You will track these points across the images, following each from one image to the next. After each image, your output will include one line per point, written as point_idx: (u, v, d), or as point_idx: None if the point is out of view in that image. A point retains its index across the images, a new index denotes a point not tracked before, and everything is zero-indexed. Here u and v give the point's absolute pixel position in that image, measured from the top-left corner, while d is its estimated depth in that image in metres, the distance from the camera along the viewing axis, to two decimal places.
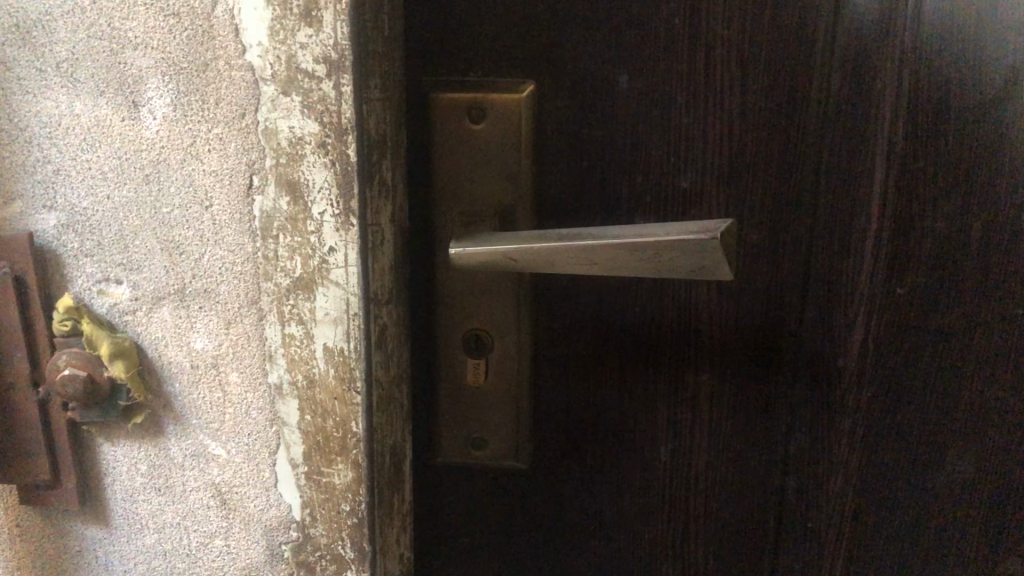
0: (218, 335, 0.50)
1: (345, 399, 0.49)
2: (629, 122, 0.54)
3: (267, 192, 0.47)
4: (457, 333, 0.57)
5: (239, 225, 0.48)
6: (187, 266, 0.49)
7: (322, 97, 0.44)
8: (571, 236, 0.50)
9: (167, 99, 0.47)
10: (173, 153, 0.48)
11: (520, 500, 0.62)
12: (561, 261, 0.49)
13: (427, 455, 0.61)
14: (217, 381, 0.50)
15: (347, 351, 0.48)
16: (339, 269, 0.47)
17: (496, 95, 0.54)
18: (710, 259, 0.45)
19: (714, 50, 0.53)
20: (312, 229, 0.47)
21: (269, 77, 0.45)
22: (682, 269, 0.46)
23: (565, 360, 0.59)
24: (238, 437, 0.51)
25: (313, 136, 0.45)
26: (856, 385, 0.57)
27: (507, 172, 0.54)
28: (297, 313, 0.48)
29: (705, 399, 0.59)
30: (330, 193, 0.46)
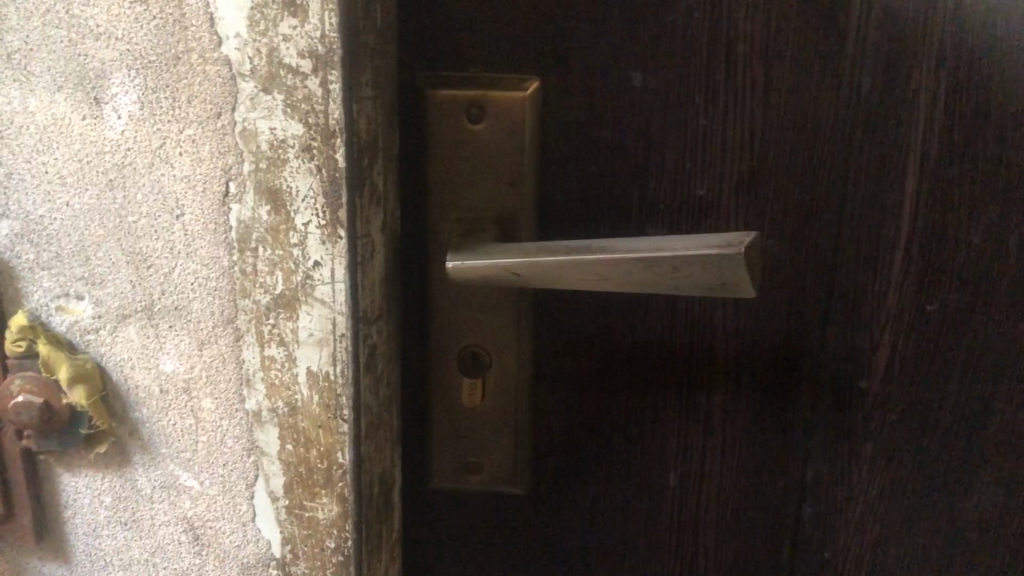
0: (191, 357, 0.45)
1: (330, 427, 0.44)
2: (641, 123, 0.50)
3: (245, 200, 0.42)
4: (451, 350, 0.53)
5: (214, 236, 0.43)
6: (156, 281, 0.44)
7: (308, 95, 0.40)
8: (576, 249, 0.45)
9: (133, 95, 0.42)
10: (139, 157, 0.43)
11: (517, 529, 0.57)
12: (565, 277, 0.45)
13: (417, 480, 0.56)
14: (189, 407, 0.46)
15: (333, 375, 0.43)
16: (325, 286, 0.42)
17: (499, 93, 0.49)
18: (733, 277, 0.40)
19: (736, 46, 0.48)
20: (295, 241, 0.42)
21: (248, 73, 0.40)
22: (700, 286, 0.42)
23: (568, 380, 0.54)
24: (212, 468, 0.47)
25: (298, 139, 0.40)
26: (881, 411, 0.53)
27: (509, 176, 0.50)
28: (278, 333, 0.44)
29: (718, 423, 0.54)
30: (316, 202, 0.41)
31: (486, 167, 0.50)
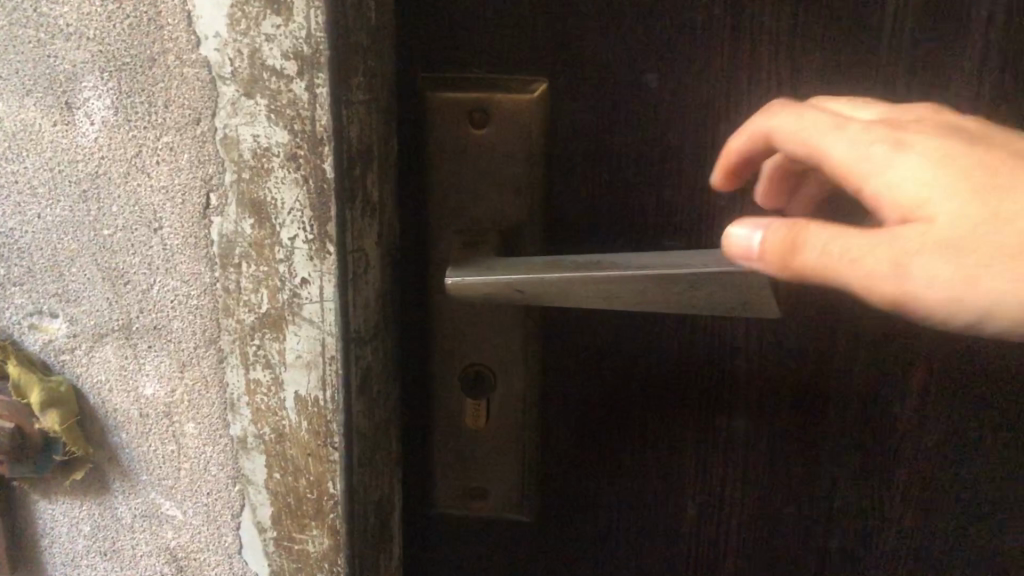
0: (171, 379, 0.42)
1: (320, 455, 0.41)
2: (657, 128, 0.46)
3: (227, 213, 0.39)
4: (454, 369, 0.50)
5: (194, 250, 0.40)
6: (134, 299, 0.41)
7: (293, 100, 0.36)
8: (586, 266, 0.41)
9: (106, 99, 0.39)
10: (114, 165, 0.40)
11: (523, 558, 0.54)
12: (572, 295, 0.41)
13: (419, 504, 0.53)
14: (170, 432, 0.43)
15: (322, 401, 0.40)
16: (313, 304, 0.39)
17: (504, 96, 0.46)
18: (758, 298, 0.37)
19: (761, 44, 0.44)
20: (281, 257, 0.39)
21: (228, 76, 0.37)
22: (723, 308, 0.38)
23: (578, 401, 0.51)
24: (195, 496, 0.44)
25: (283, 147, 0.37)
26: (917, 439, 0.49)
27: (513, 185, 0.47)
28: (263, 355, 0.41)
29: (740, 448, 0.51)
30: (303, 215, 0.38)
31: (491, 174, 0.47)
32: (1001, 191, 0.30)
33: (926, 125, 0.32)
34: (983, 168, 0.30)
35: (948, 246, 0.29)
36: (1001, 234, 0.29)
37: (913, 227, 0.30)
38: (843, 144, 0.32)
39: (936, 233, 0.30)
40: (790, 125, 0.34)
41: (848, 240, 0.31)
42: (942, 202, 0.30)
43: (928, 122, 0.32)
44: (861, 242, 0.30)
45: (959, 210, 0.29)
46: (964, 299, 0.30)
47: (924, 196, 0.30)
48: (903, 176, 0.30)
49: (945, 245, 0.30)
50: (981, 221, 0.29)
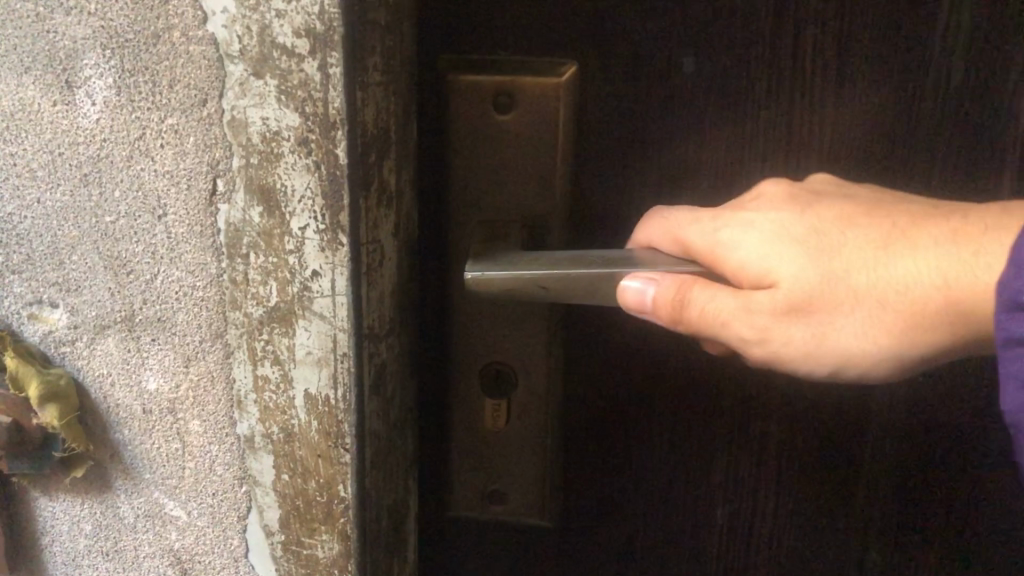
0: (175, 375, 0.40)
1: (330, 457, 0.39)
2: (691, 115, 0.43)
3: (235, 200, 0.37)
4: (474, 366, 0.48)
5: (201, 239, 0.38)
6: (137, 289, 0.39)
7: (304, 81, 0.34)
8: (611, 261, 0.37)
9: (108, 78, 0.37)
10: (116, 148, 0.38)
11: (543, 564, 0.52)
12: (596, 296, 0.37)
13: (436, 507, 0.51)
14: (175, 429, 0.41)
15: (333, 400, 0.39)
16: (324, 298, 0.37)
17: (530, 78, 0.43)
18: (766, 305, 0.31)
19: (807, 27, 0.41)
20: (291, 247, 0.37)
21: (236, 54, 0.35)
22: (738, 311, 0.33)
23: (602, 402, 0.48)
24: (201, 497, 0.42)
25: (293, 130, 0.35)
26: (965, 450, 0.45)
27: (539, 175, 0.44)
28: (271, 351, 0.39)
29: (774, 456, 0.48)
30: (314, 203, 0.36)
31: (515, 163, 0.44)
32: (837, 250, 0.35)
33: (774, 205, 0.37)
34: (820, 234, 0.36)
35: (796, 306, 0.35)
36: (846, 292, 0.35)
37: (762, 292, 0.36)
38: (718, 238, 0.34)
39: (783, 296, 0.35)
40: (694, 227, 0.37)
41: (721, 298, 0.36)
42: (785, 269, 0.36)
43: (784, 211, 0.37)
44: (737, 303, 0.36)
45: (802, 276, 0.35)
46: (813, 346, 0.36)
47: (765, 262, 0.36)
48: (751, 247, 0.36)
49: (792, 309, 0.35)
50: (825, 282, 0.35)
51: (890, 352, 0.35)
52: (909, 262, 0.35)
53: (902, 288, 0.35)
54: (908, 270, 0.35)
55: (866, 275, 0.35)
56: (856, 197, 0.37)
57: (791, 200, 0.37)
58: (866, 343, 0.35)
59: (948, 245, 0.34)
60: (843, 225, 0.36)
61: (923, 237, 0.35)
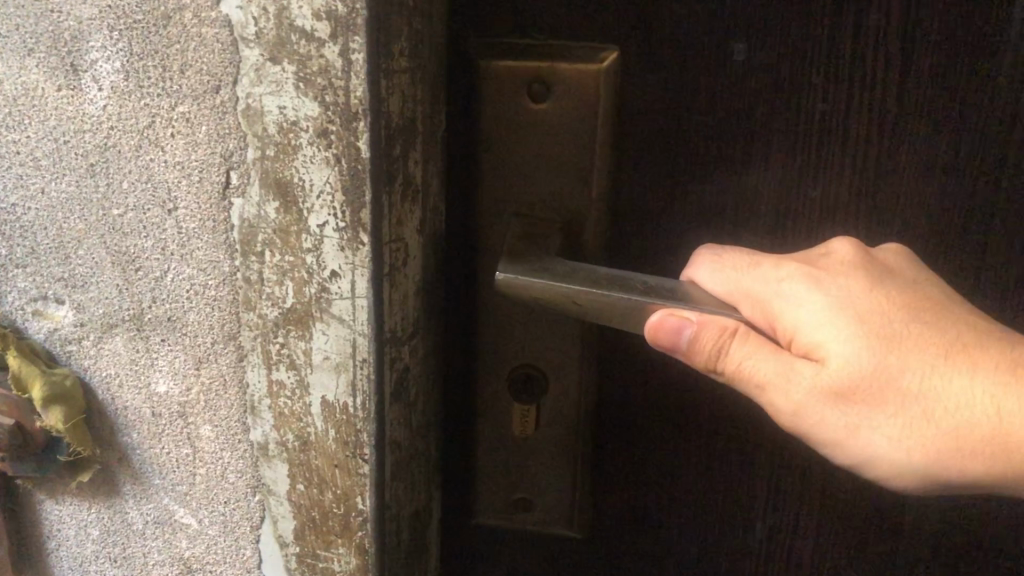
0: (186, 378, 0.38)
1: (347, 468, 0.38)
2: (742, 105, 0.39)
3: (249, 194, 0.35)
4: (502, 367, 0.45)
5: (212, 235, 0.36)
6: (146, 287, 0.37)
7: (324, 67, 0.33)
8: (657, 292, 0.33)
9: (115, 63, 0.34)
10: (124, 137, 0.35)
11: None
12: (631, 324, 0.33)
13: (460, 514, 0.49)
14: (185, 435, 0.39)
15: (351, 407, 0.37)
16: (343, 301, 0.35)
17: (567, 66, 0.40)
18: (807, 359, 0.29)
19: (868, 13, 0.37)
20: (309, 246, 0.35)
21: (252, 38, 0.33)
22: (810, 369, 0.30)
23: (637, 411, 0.45)
24: (211, 505, 0.40)
25: (312, 121, 0.33)
26: None
27: (576, 167, 0.41)
28: (287, 355, 0.37)
29: (818, 476, 0.44)
30: (333, 199, 0.34)
31: (552, 154, 0.41)
32: (900, 345, 0.30)
33: (845, 271, 0.32)
34: (884, 317, 0.31)
35: (837, 391, 0.31)
36: (893, 389, 0.30)
37: (806, 364, 0.31)
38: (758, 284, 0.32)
39: (826, 377, 0.30)
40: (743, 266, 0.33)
41: (760, 357, 0.31)
42: (835, 344, 0.31)
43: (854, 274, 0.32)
44: (783, 375, 0.31)
45: (852, 360, 0.30)
46: (845, 441, 0.31)
47: (818, 335, 0.31)
48: (808, 318, 0.31)
49: (831, 391, 0.31)
50: (878, 372, 0.30)
51: (925, 473, 0.31)
52: (966, 380, 0.30)
53: (953, 405, 0.30)
54: (964, 388, 0.30)
55: (919, 380, 0.30)
56: (927, 287, 0.33)
57: (863, 268, 0.33)
58: (900, 456, 0.31)
59: (1008, 371, 0.30)
60: (915, 316, 0.31)
61: (985, 356, 0.30)
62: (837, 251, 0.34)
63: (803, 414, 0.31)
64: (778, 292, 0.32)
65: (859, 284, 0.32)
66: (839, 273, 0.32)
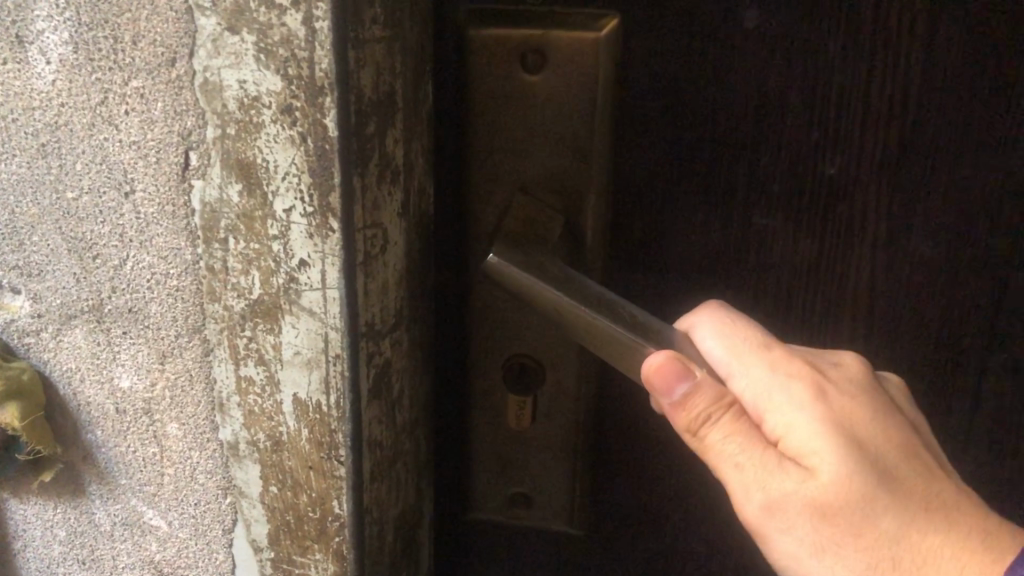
0: (150, 373, 0.35)
1: (322, 470, 0.35)
2: (752, 77, 0.36)
3: (210, 176, 0.32)
4: (497, 359, 0.42)
5: (172, 221, 0.33)
6: (104, 276, 0.34)
7: (286, 37, 0.30)
8: (649, 331, 0.32)
9: (62, 33, 0.32)
10: (75, 115, 0.32)
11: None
12: (607, 351, 0.32)
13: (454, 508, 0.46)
14: (151, 432, 0.36)
15: (325, 406, 0.34)
16: (313, 292, 0.33)
17: (561, 33, 0.36)
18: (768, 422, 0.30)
19: None
20: (275, 233, 0.32)
21: (208, 5, 0.30)
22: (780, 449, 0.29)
23: (639, 400, 0.43)
24: (182, 507, 0.37)
25: (275, 96, 0.31)
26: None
27: (572, 143, 0.38)
28: (255, 349, 0.34)
29: None
30: (300, 181, 0.31)
31: (548, 127, 0.38)
32: (890, 478, 0.28)
33: (853, 393, 0.30)
34: (875, 440, 0.29)
35: (811, 505, 0.28)
36: (868, 527, 0.27)
37: (786, 473, 0.28)
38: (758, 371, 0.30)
39: (801, 486, 0.28)
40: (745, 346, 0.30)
41: (739, 447, 0.29)
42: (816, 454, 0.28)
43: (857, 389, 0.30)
44: (764, 470, 0.28)
45: (834, 482, 0.27)
46: (804, 559, 0.29)
47: (804, 445, 0.28)
48: (799, 425, 0.29)
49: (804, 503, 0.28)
50: (860, 503, 0.27)
51: None
52: (940, 545, 0.27)
53: (920, 564, 0.27)
54: (936, 553, 0.27)
55: (897, 525, 0.27)
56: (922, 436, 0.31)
57: (868, 395, 0.30)
58: None
59: (992, 554, 0.27)
60: (910, 463, 0.28)
61: (967, 525, 0.27)
62: (849, 366, 0.31)
63: (772, 516, 0.29)
64: (781, 389, 0.29)
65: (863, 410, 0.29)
66: (842, 385, 0.30)
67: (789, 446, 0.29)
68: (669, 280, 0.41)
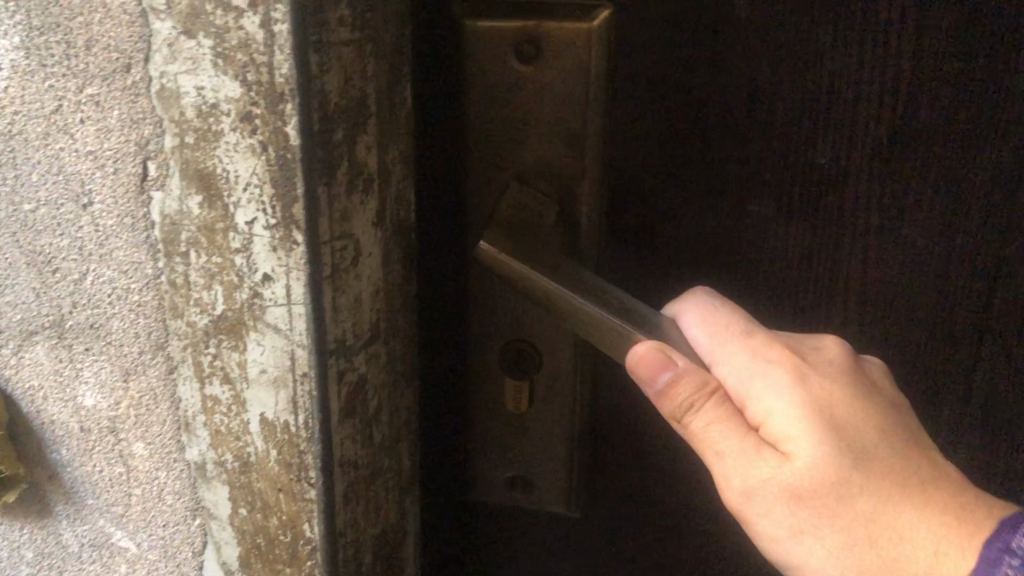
0: (114, 391, 0.34)
1: (292, 492, 0.34)
2: (744, 76, 0.35)
3: (169, 187, 0.31)
4: (490, 356, 0.41)
5: (133, 233, 0.32)
6: (65, 291, 0.33)
7: (244, 41, 0.28)
8: (633, 315, 0.32)
9: (13, 38, 0.30)
10: (31, 124, 0.31)
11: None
12: (594, 338, 0.33)
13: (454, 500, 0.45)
14: (117, 452, 0.35)
15: (293, 427, 0.33)
16: (278, 308, 0.31)
17: (556, 22, 0.35)
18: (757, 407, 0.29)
19: None
20: (238, 246, 0.31)
21: (163, 8, 0.29)
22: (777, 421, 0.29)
23: (636, 395, 0.42)
24: (151, 528, 0.36)
25: (233, 103, 0.29)
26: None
27: (568, 136, 0.36)
28: (220, 367, 0.33)
29: None
30: (261, 192, 0.30)
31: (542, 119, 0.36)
32: (865, 457, 0.28)
33: (833, 375, 0.30)
34: (852, 421, 0.29)
35: (788, 490, 0.28)
36: (845, 508, 0.28)
37: (765, 458, 0.29)
38: (740, 358, 0.30)
39: (781, 472, 0.28)
40: (729, 334, 0.31)
41: (720, 437, 0.29)
42: (794, 440, 0.28)
43: (837, 368, 0.30)
44: (744, 457, 0.29)
45: (811, 466, 0.28)
46: (783, 542, 0.29)
47: (783, 429, 0.29)
48: (777, 410, 0.29)
49: (783, 488, 0.28)
50: (835, 484, 0.28)
51: None
52: (914, 519, 0.27)
53: (896, 537, 0.27)
54: (911, 527, 0.27)
55: (873, 504, 0.28)
56: (905, 413, 0.31)
57: (848, 376, 0.30)
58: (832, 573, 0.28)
59: (964, 525, 0.27)
60: (889, 444, 0.29)
61: (938, 496, 0.28)
62: (833, 349, 0.31)
63: (753, 502, 0.29)
64: (761, 375, 0.29)
65: (841, 393, 0.29)
66: (823, 367, 0.30)
67: (768, 431, 0.29)
68: (662, 283, 0.39)
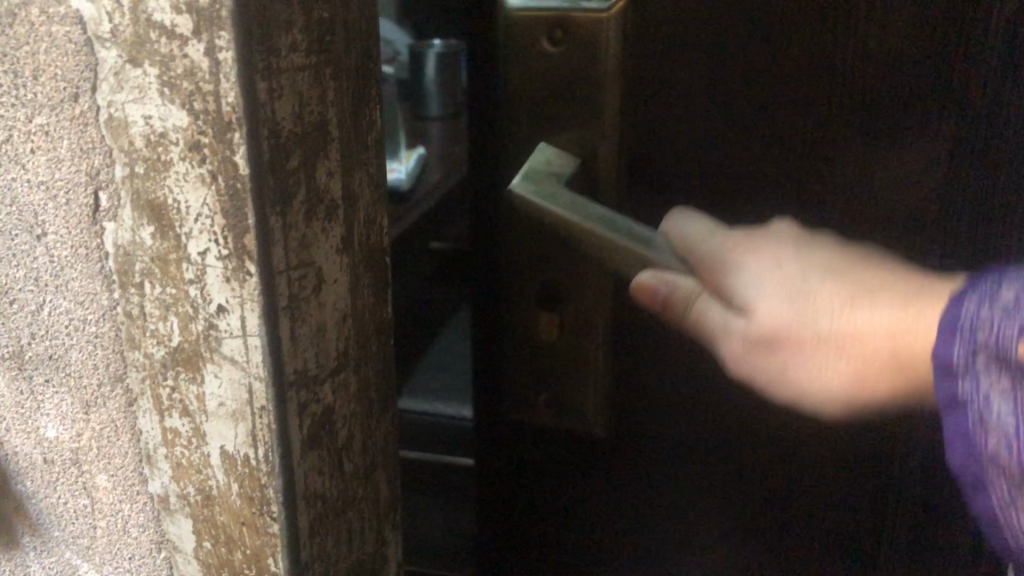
0: (75, 423, 0.34)
1: (255, 526, 0.33)
2: None
3: (121, 217, 0.30)
4: (526, 305, 0.43)
5: (87, 264, 0.31)
6: (23, 322, 0.33)
7: (189, 69, 0.27)
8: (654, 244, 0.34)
9: None
10: None
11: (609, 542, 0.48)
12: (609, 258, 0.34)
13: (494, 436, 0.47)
14: (81, 484, 0.35)
15: (253, 460, 0.32)
16: (234, 339, 0.30)
17: (583, 14, 0.37)
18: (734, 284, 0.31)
19: None
20: (191, 277, 0.30)
21: (107, 37, 0.28)
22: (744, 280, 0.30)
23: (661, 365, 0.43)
24: (117, 559, 0.36)
25: (181, 132, 0.28)
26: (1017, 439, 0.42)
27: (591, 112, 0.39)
28: (178, 400, 0.32)
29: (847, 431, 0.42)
30: (212, 222, 0.29)
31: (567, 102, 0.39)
32: (813, 285, 0.28)
33: (789, 236, 0.31)
34: (804, 261, 0.29)
35: (761, 341, 0.29)
36: (813, 337, 0.28)
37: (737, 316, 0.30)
38: (707, 245, 0.32)
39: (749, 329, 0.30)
40: (699, 231, 0.33)
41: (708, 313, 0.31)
42: (752, 291, 0.30)
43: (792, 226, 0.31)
44: (723, 325, 0.31)
45: (767, 309, 0.29)
46: (782, 387, 0.30)
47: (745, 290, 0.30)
48: (739, 274, 0.30)
49: (758, 343, 0.29)
50: (795, 317, 0.28)
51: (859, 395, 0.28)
52: (868, 315, 0.27)
53: (858, 333, 0.27)
54: (866, 325, 0.27)
55: (832, 320, 0.28)
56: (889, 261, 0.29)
57: (803, 234, 0.31)
58: (830, 387, 0.28)
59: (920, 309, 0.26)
60: (840, 266, 0.29)
61: (894, 289, 0.27)
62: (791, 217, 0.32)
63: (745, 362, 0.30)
64: (727, 254, 0.31)
65: (796, 250, 0.30)
66: (780, 229, 0.31)
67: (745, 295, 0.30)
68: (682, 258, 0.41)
